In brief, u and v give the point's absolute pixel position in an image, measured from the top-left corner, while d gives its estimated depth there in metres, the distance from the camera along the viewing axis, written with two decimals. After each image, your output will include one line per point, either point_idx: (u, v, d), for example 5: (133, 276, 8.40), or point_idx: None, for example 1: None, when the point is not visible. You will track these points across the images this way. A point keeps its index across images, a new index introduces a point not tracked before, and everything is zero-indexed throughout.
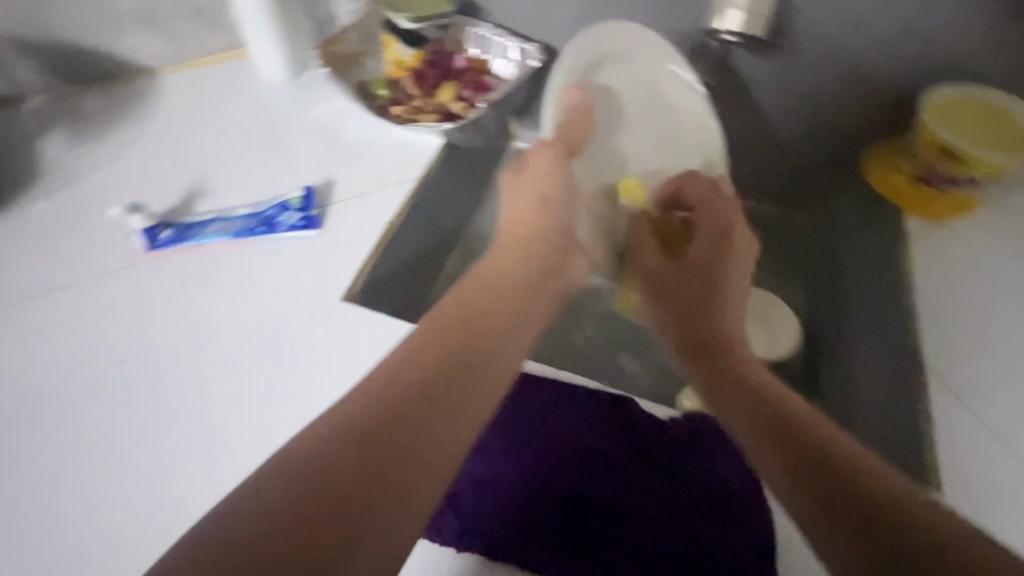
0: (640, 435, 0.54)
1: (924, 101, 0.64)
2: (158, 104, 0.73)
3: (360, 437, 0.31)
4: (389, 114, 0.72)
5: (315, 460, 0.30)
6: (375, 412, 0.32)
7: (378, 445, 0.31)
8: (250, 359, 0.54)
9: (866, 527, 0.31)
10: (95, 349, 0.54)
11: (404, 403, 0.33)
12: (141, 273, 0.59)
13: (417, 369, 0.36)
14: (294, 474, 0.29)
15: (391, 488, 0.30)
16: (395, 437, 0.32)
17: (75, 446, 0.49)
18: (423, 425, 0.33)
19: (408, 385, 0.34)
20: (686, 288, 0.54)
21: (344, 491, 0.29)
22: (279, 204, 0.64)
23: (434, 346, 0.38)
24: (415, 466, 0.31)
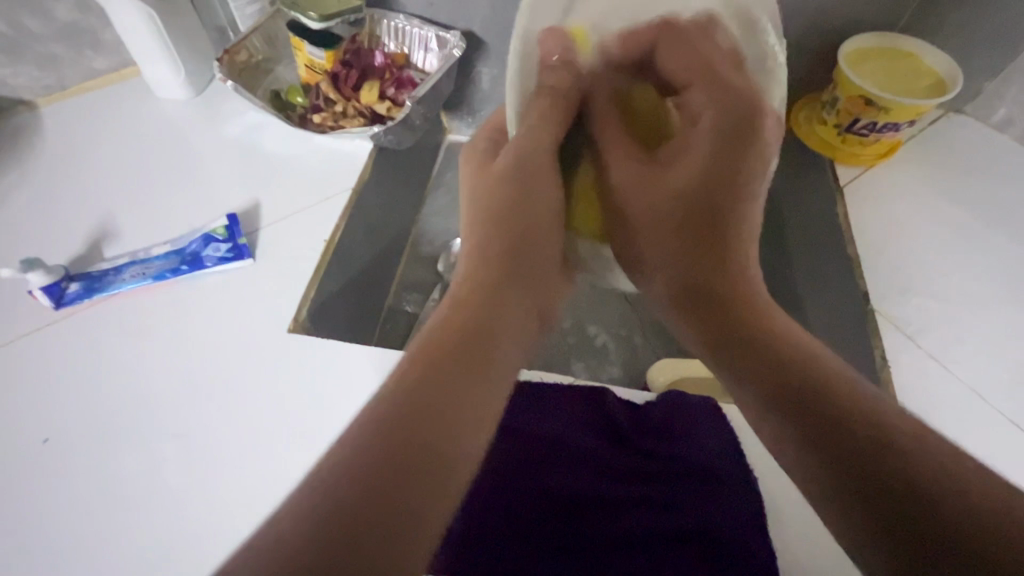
0: (617, 420, 0.50)
1: (839, 53, 0.65)
2: (44, 140, 0.66)
3: (371, 474, 0.26)
4: (309, 124, 0.67)
5: (332, 498, 0.25)
6: (384, 442, 0.27)
7: (396, 461, 0.27)
8: (229, 404, 0.50)
9: (861, 463, 0.30)
10: (12, 425, 0.49)
11: (412, 411, 0.29)
12: (51, 335, 0.53)
13: (422, 372, 0.31)
14: (301, 516, 0.24)
15: (417, 515, 0.26)
16: (418, 448, 0.28)
17: (6, 542, 0.44)
18: (445, 431, 0.29)
19: (411, 399, 0.30)
20: (698, 208, 0.45)
21: (369, 524, 0.25)
22: (202, 236, 0.58)
23: (439, 341, 0.34)
24: (442, 484, 0.28)
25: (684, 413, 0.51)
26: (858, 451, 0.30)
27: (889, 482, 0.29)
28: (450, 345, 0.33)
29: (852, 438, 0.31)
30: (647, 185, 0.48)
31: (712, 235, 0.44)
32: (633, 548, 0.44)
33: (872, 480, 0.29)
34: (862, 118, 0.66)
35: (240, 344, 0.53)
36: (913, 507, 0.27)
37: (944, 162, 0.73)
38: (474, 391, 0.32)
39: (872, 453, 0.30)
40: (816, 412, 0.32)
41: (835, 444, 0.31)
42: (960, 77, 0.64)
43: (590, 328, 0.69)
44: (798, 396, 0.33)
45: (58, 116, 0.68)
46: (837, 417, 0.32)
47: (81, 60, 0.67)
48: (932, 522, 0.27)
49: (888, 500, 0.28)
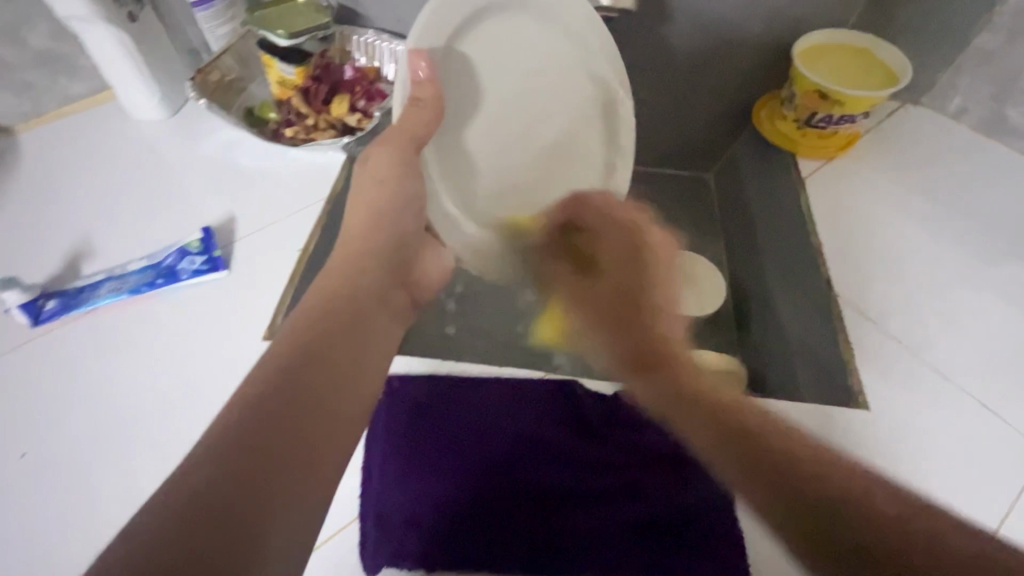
0: (586, 415, 0.51)
1: (793, 52, 0.67)
2: (20, 164, 0.67)
3: (242, 453, 0.29)
4: (282, 138, 0.68)
5: (210, 475, 0.28)
6: (255, 424, 0.31)
7: (273, 449, 0.30)
8: (201, 413, 0.51)
9: (804, 473, 0.32)
10: None
11: (281, 403, 0.32)
12: (29, 353, 0.54)
13: (291, 368, 0.35)
14: (184, 513, 0.26)
15: (287, 493, 0.30)
16: (287, 433, 0.31)
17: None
18: (307, 415, 0.33)
19: (278, 391, 0.33)
20: (616, 309, 0.47)
21: (246, 500, 0.28)
22: (177, 250, 0.59)
23: (296, 341, 0.36)
24: (315, 463, 0.32)
25: None
26: (779, 461, 0.33)
27: (817, 495, 0.31)
28: (312, 344, 0.37)
29: (806, 464, 0.32)
30: (571, 303, 0.52)
31: (633, 302, 0.47)
32: (605, 539, 0.45)
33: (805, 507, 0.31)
34: (819, 112, 0.68)
35: (215, 353, 0.54)
36: (847, 516, 0.30)
37: (905, 151, 0.75)
38: (340, 390, 0.36)
39: (807, 470, 0.32)
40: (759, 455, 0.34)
41: (779, 477, 0.32)
42: (910, 69, 0.66)
43: None
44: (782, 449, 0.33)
45: (35, 141, 0.69)
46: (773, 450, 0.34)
47: (57, 86, 0.68)
48: (862, 515, 0.30)
49: (847, 519, 0.30)
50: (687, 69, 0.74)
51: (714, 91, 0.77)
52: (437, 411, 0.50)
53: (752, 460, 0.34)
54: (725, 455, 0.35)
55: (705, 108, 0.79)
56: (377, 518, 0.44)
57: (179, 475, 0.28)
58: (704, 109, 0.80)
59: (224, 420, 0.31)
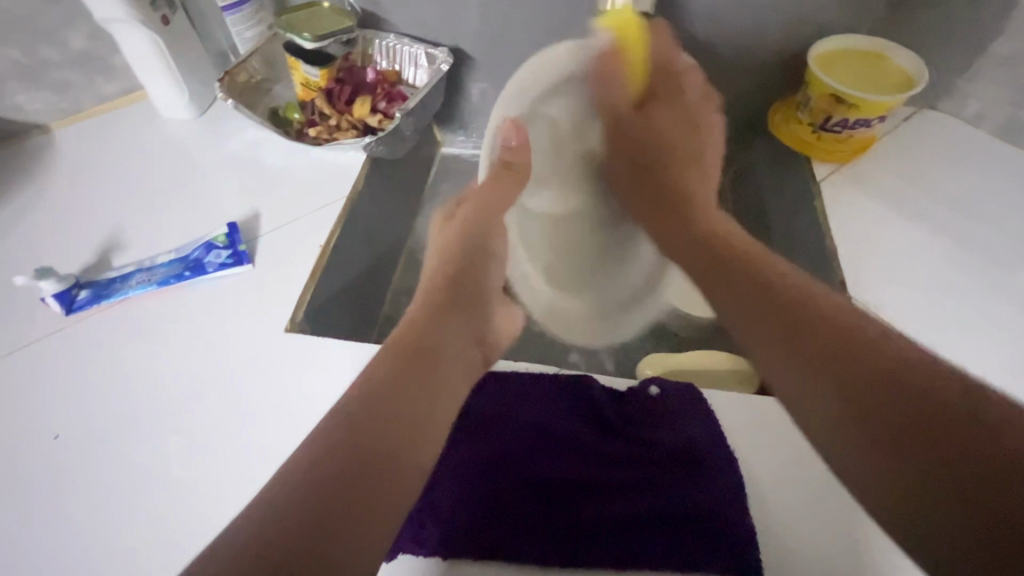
0: (601, 409, 0.52)
1: (809, 58, 0.68)
2: (55, 159, 0.70)
3: (335, 470, 0.31)
4: (306, 137, 0.70)
5: (303, 485, 0.30)
6: (346, 440, 0.33)
7: (357, 465, 0.32)
8: (225, 401, 0.52)
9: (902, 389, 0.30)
10: (22, 426, 0.51)
11: (368, 421, 0.34)
12: (62, 340, 0.56)
13: (366, 415, 0.34)
14: (278, 516, 0.29)
15: (369, 509, 0.31)
16: (370, 450, 0.33)
17: (15, 536, 0.46)
18: (371, 462, 0.32)
19: (365, 408, 0.35)
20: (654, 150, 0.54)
21: (333, 511, 0.30)
22: (204, 244, 0.61)
23: (372, 383, 0.36)
24: (393, 479, 0.33)
25: (663, 401, 0.53)
26: (890, 387, 0.31)
27: (963, 422, 0.28)
28: (387, 390, 0.36)
29: (900, 392, 0.30)
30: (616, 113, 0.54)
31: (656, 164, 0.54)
32: (620, 530, 0.45)
33: (903, 427, 0.30)
34: (835, 115, 0.69)
35: (239, 343, 0.56)
36: (931, 432, 0.29)
37: (919, 155, 0.76)
38: (425, 406, 0.37)
39: (900, 389, 0.31)
40: (864, 387, 0.32)
41: (864, 419, 0.31)
42: (927, 73, 0.66)
43: None
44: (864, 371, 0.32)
45: (70, 138, 0.72)
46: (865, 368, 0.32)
47: (92, 86, 0.71)
48: (959, 430, 0.28)
49: (930, 447, 0.28)
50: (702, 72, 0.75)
51: (727, 94, 0.78)
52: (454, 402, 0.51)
53: (856, 410, 0.31)
54: (815, 380, 0.34)
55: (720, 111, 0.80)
56: None
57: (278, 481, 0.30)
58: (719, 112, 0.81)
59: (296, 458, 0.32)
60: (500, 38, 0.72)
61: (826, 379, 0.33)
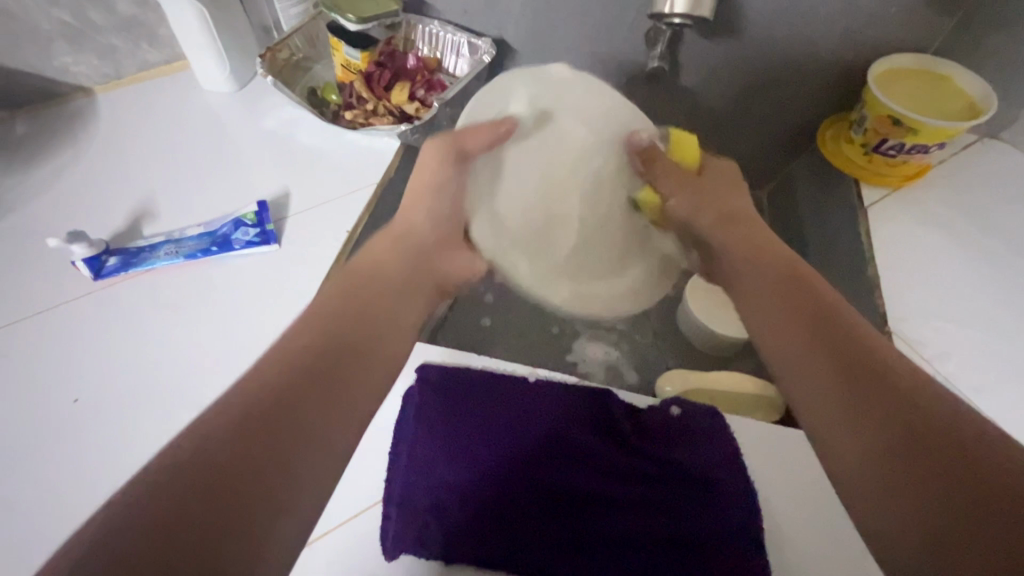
0: (617, 424, 0.50)
1: (867, 76, 0.65)
2: (95, 123, 0.70)
3: (246, 417, 0.29)
4: (342, 120, 0.69)
5: (208, 435, 0.28)
6: (261, 392, 0.31)
7: (272, 412, 0.30)
8: (240, 380, 0.52)
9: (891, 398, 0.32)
10: (44, 386, 0.52)
11: (291, 369, 0.32)
12: (89, 304, 0.57)
13: (257, 412, 0.29)
14: (179, 464, 0.26)
15: (284, 453, 0.29)
16: (286, 396, 0.31)
17: (31, 492, 0.47)
18: (251, 477, 0.27)
19: (283, 361, 0.33)
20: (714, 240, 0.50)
21: (245, 453, 0.28)
22: (233, 220, 0.61)
23: (292, 351, 0.34)
24: (314, 421, 0.31)
25: (682, 423, 0.51)
26: (892, 399, 0.32)
27: (936, 425, 0.30)
28: (306, 347, 0.34)
29: (891, 404, 0.32)
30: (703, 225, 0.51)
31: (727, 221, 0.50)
32: (626, 551, 0.44)
33: (889, 443, 0.31)
34: (890, 138, 0.65)
35: (259, 321, 0.56)
36: (928, 451, 0.29)
37: (977, 187, 0.72)
38: (353, 360, 0.36)
39: (903, 408, 0.32)
40: (875, 403, 0.33)
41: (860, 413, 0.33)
42: (995, 101, 0.62)
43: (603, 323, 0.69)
44: (870, 382, 0.34)
45: (112, 103, 0.72)
46: (882, 392, 0.33)
47: (136, 52, 0.71)
48: (959, 444, 0.29)
49: (933, 475, 0.29)
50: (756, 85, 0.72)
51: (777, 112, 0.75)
52: (468, 403, 0.49)
53: (851, 398, 0.34)
54: (842, 397, 0.34)
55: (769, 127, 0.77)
56: (401, 502, 0.45)
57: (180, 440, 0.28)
58: (769, 124, 0.77)
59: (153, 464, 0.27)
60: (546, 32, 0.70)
61: (846, 390, 0.34)
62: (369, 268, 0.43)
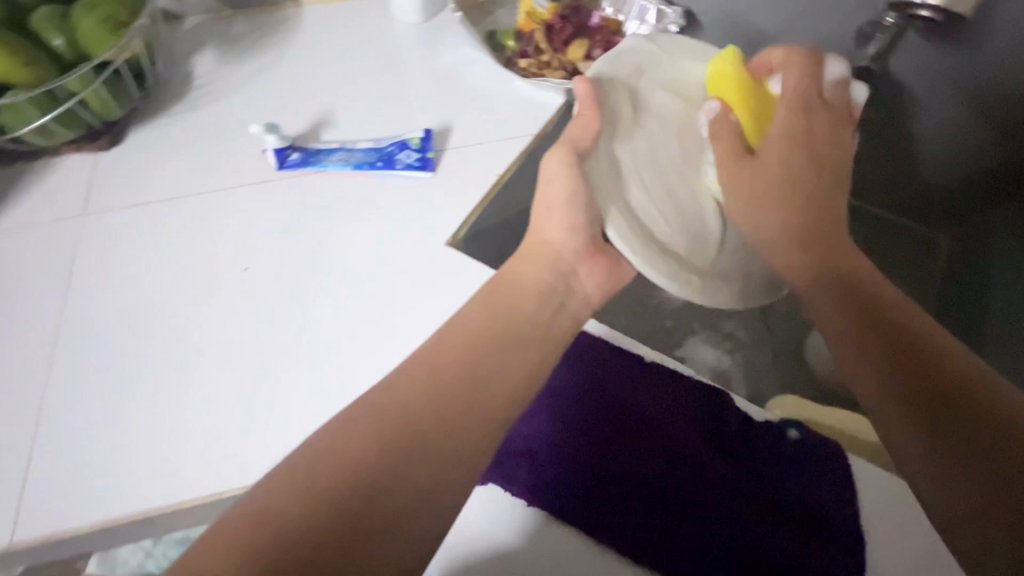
0: (725, 429, 0.48)
1: None
2: (298, 33, 0.77)
3: (349, 480, 0.33)
4: (515, 67, 0.71)
5: (313, 486, 0.33)
6: (364, 454, 0.34)
7: (368, 476, 0.34)
8: (379, 290, 0.57)
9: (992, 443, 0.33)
10: (224, 254, 0.60)
11: (392, 431, 0.36)
12: (270, 189, 0.64)
13: (393, 434, 0.36)
14: (280, 513, 0.32)
15: (377, 521, 0.33)
16: (381, 466, 0.34)
17: (191, 353, 0.54)
18: (346, 546, 0.31)
19: (388, 425, 0.36)
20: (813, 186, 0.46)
21: (341, 515, 0.32)
22: (400, 142, 0.65)
23: (400, 403, 0.37)
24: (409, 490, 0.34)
25: (799, 447, 0.47)
26: (944, 376, 0.36)
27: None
28: (410, 404, 0.37)
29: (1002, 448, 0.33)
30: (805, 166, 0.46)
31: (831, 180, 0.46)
32: (710, 556, 0.43)
33: (955, 429, 0.34)
34: None
35: (405, 240, 0.60)
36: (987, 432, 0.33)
37: None
38: (449, 432, 0.37)
39: (981, 418, 0.34)
40: (931, 393, 0.36)
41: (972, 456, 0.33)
42: None
43: (723, 325, 0.65)
44: (920, 366, 0.37)
45: (315, 17, 0.79)
46: (935, 380, 0.36)
47: None
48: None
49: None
50: (937, 138, 0.65)
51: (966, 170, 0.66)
52: (579, 364, 0.50)
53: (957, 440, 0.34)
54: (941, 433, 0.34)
55: (950, 183, 0.68)
56: (499, 437, 0.47)
57: (289, 477, 0.33)
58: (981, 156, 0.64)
59: (287, 471, 0.34)
60: (743, 10, 0.66)
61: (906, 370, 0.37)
62: (495, 314, 0.43)
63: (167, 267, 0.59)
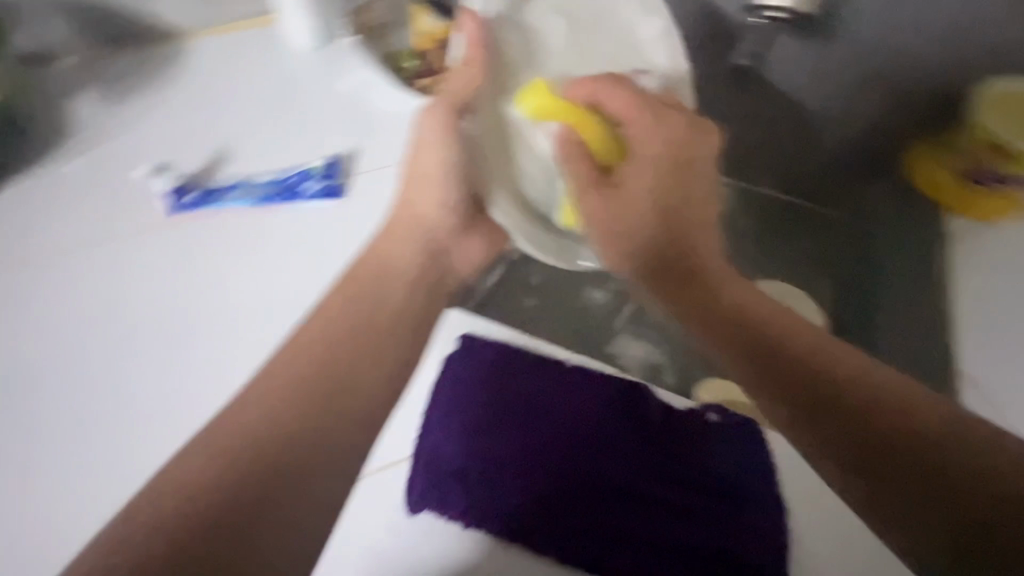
0: (650, 420, 0.49)
1: (980, 96, 0.59)
2: (184, 66, 0.74)
3: (238, 490, 0.37)
4: (415, 86, 0.71)
5: (203, 499, 0.36)
6: (250, 461, 0.38)
7: (256, 485, 0.37)
8: (294, 319, 0.57)
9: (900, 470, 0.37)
10: (123, 304, 0.59)
11: (273, 440, 0.39)
12: (166, 235, 0.62)
13: (256, 456, 0.38)
14: (176, 522, 0.35)
15: (267, 522, 0.36)
16: (269, 477, 0.38)
17: (109, 408, 0.55)
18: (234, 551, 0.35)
19: (275, 427, 0.40)
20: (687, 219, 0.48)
21: (232, 522, 0.36)
22: (302, 172, 0.63)
23: (290, 403, 0.40)
24: (300, 491, 0.38)
25: (721, 428, 0.49)
26: (891, 440, 0.37)
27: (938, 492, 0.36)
28: (294, 409, 0.40)
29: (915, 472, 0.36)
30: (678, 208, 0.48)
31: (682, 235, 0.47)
32: (636, 538, 0.45)
33: (911, 479, 0.36)
34: (985, 164, 0.61)
35: (317, 268, 0.60)
36: (938, 475, 0.36)
37: None
38: (329, 434, 0.40)
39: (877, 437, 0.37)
40: (876, 452, 0.38)
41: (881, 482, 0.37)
42: None
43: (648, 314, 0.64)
44: (844, 410, 0.39)
45: (200, 48, 0.75)
46: (800, 386, 0.40)
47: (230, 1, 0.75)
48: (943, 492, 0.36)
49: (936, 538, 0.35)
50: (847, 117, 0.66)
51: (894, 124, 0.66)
52: (504, 377, 0.50)
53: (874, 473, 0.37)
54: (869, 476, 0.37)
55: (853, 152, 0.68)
56: (428, 460, 0.47)
57: (184, 491, 0.36)
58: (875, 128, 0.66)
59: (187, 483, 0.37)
60: None
61: (837, 434, 0.38)
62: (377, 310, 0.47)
63: (63, 323, 0.58)
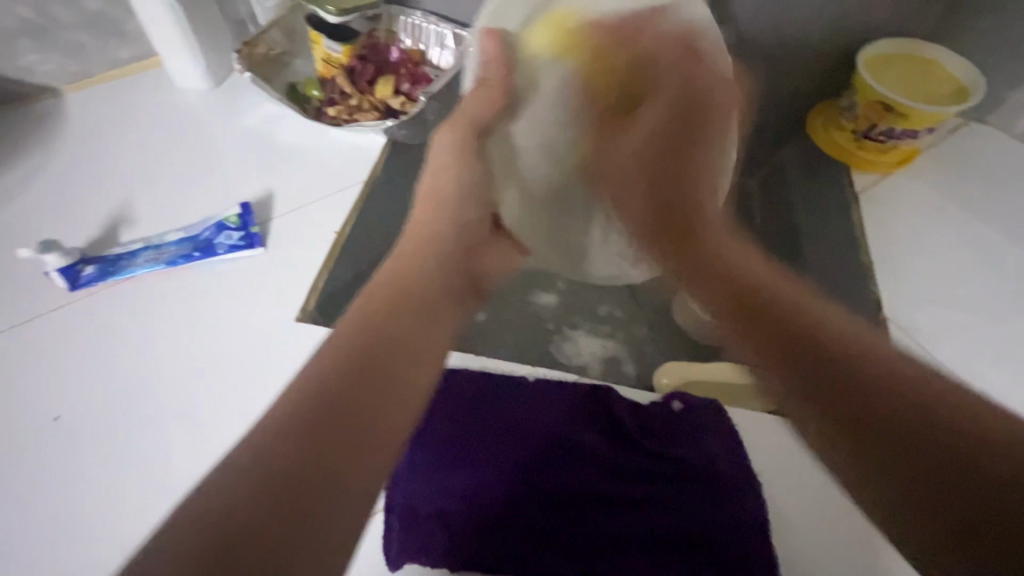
0: (619, 421, 0.49)
1: (861, 58, 0.63)
2: (65, 125, 0.67)
3: (224, 521, 0.23)
4: (324, 116, 0.67)
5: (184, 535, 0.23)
6: (253, 474, 0.25)
7: (261, 505, 0.24)
8: (230, 383, 0.51)
9: (881, 421, 0.28)
10: (22, 402, 0.50)
11: (293, 437, 0.26)
12: (67, 315, 0.54)
13: (261, 468, 0.25)
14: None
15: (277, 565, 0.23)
16: (273, 494, 0.24)
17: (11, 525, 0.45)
18: None
19: (291, 428, 0.26)
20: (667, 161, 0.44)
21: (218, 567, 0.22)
22: (215, 224, 0.59)
23: (307, 401, 0.28)
24: (322, 514, 0.25)
25: (688, 416, 0.50)
26: (870, 382, 0.29)
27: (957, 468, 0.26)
28: (325, 406, 0.28)
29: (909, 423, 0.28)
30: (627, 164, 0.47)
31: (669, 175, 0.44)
32: (630, 545, 0.44)
33: (876, 417, 0.28)
34: (879, 124, 0.65)
35: (250, 322, 0.54)
36: (909, 419, 0.28)
37: (963, 169, 0.72)
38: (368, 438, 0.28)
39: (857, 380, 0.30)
40: (825, 370, 0.31)
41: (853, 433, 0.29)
42: (983, 85, 0.62)
43: (601, 308, 0.64)
44: (800, 347, 0.32)
45: (81, 103, 0.69)
46: (796, 336, 0.32)
47: (104, 49, 0.68)
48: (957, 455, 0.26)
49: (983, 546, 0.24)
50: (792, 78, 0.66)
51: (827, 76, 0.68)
52: (469, 405, 0.49)
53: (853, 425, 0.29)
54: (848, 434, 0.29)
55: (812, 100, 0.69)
56: (404, 508, 0.44)
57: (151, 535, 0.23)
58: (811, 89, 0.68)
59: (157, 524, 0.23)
60: None
61: (803, 381, 0.31)
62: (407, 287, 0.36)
63: None
